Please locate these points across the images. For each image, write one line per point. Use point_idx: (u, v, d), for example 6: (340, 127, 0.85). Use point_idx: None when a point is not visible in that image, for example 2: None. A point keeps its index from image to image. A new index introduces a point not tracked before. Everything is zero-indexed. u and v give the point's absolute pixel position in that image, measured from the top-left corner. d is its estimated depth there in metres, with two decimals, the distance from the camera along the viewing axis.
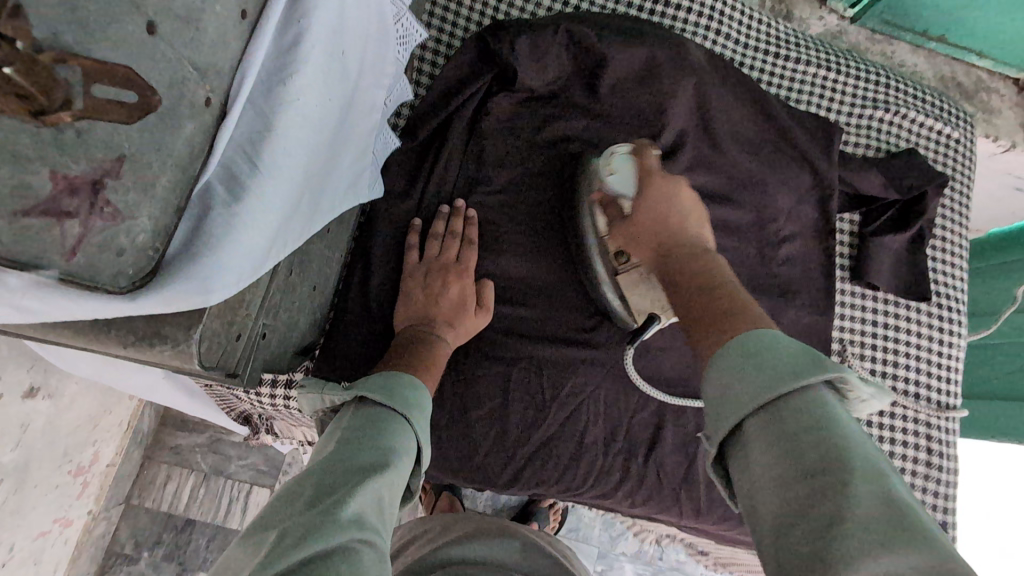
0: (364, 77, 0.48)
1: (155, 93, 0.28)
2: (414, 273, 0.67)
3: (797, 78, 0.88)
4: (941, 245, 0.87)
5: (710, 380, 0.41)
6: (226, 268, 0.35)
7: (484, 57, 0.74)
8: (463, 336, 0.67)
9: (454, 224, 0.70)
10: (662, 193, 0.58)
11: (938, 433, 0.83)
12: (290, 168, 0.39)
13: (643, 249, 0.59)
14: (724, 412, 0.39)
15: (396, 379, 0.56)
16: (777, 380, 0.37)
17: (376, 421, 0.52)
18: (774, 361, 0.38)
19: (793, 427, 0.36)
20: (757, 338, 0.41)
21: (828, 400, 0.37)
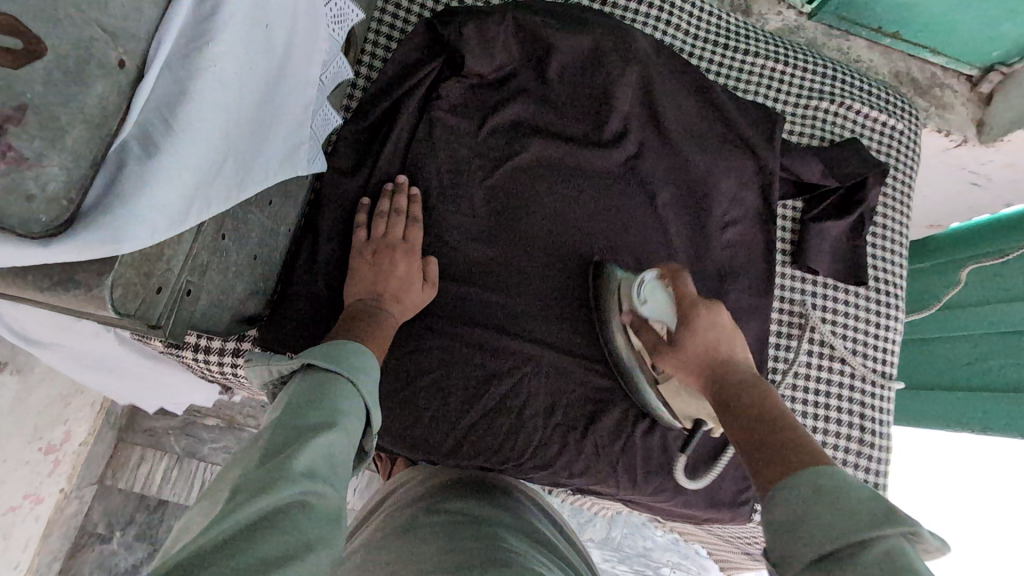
0: (294, 53, 0.50)
1: (41, 43, 0.32)
2: (362, 252, 0.70)
3: (746, 69, 0.91)
4: (882, 231, 0.90)
5: (773, 506, 0.41)
6: (139, 221, 0.37)
7: (434, 43, 0.77)
8: (409, 310, 0.70)
9: (398, 202, 0.72)
10: (702, 323, 0.62)
11: (871, 410, 0.86)
12: (207, 130, 0.41)
13: (690, 374, 0.62)
14: (803, 545, 0.38)
15: (351, 350, 0.57)
16: (855, 526, 0.36)
17: (328, 386, 0.52)
18: (848, 505, 0.38)
19: (873, 573, 0.34)
20: (824, 478, 0.40)
21: (907, 546, 0.35)
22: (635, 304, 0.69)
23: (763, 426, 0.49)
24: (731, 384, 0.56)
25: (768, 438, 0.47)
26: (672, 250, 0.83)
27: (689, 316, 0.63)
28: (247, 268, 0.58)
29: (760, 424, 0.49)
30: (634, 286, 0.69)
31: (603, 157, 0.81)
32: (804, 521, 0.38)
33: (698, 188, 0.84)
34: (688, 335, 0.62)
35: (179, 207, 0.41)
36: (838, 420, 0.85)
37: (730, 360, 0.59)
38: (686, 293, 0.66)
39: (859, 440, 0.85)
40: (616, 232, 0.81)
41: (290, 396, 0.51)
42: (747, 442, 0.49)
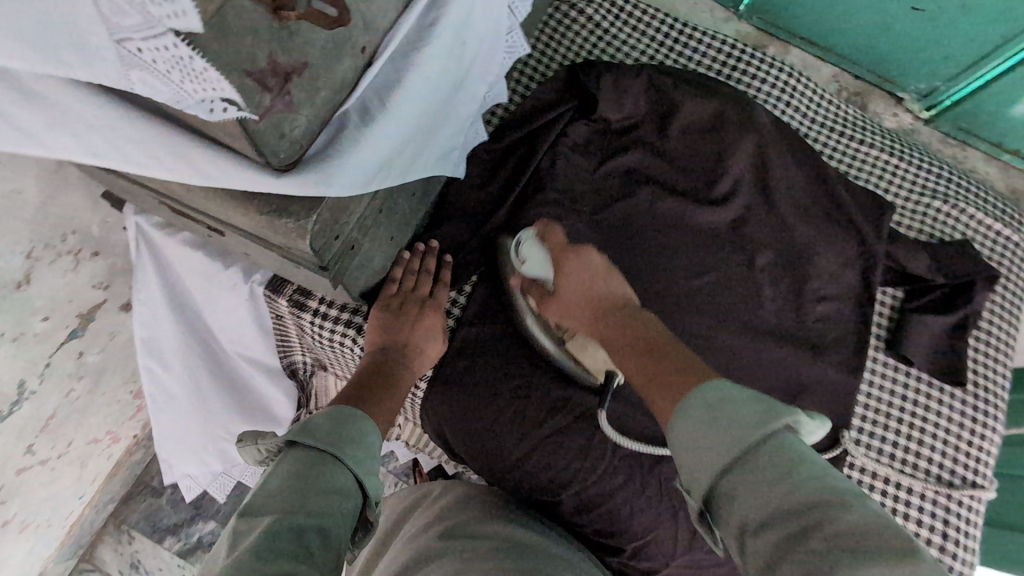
0: (473, 70, 0.59)
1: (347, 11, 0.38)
2: (391, 302, 0.74)
3: (859, 157, 0.94)
4: (986, 337, 0.87)
5: (680, 435, 0.46)
6: (344, 173, 0.45)
7: (572, 87, 0.86)
8: (425, 361, 0.74)
9: (427, 262, 0.76)
10: (573, 266, 0.68)
11: (956, 520, 0.80)
12: (405, 114, 0.50)
13: (578, 319, 0.67)
14: (707, 459, 0.43)
15: (343, 425, 0.56)
16: (742, 431, 0.42)
17: (319, 465, 0.51)
18: (739, 412, 0.43)
19: (771, 470, 0.40)
20: (717, 392, 0.46)
21: (791, 440, 0.42)
22: (520, 267, 0.74)
23: (655, 382, 0.52)
24: (612, 325, 0.62)
25: (661, 375, 0.52)
26: (762, 313, 0.84)
27: (560, 264, 0.69)
28: (385, 244, 0.65)
29: (646, 366, 0.54)
30: (512, 247, 0.75)
31: (709, 214, 0.85)
32: (705, 443, 0.43)
33: (798, 259, 0.86)
34: (561, 283, 0.68)
35: (370, 171, 0.48)
36: (919, 521, 0.80)
37: (604, 291, 0.66)
38: (557, 245, 0.72)
39: (941, 548, 0.79)
40: (710, 284, 0.84)
41: (270, 479, 0.50)
42: (649, 387, 0.52)
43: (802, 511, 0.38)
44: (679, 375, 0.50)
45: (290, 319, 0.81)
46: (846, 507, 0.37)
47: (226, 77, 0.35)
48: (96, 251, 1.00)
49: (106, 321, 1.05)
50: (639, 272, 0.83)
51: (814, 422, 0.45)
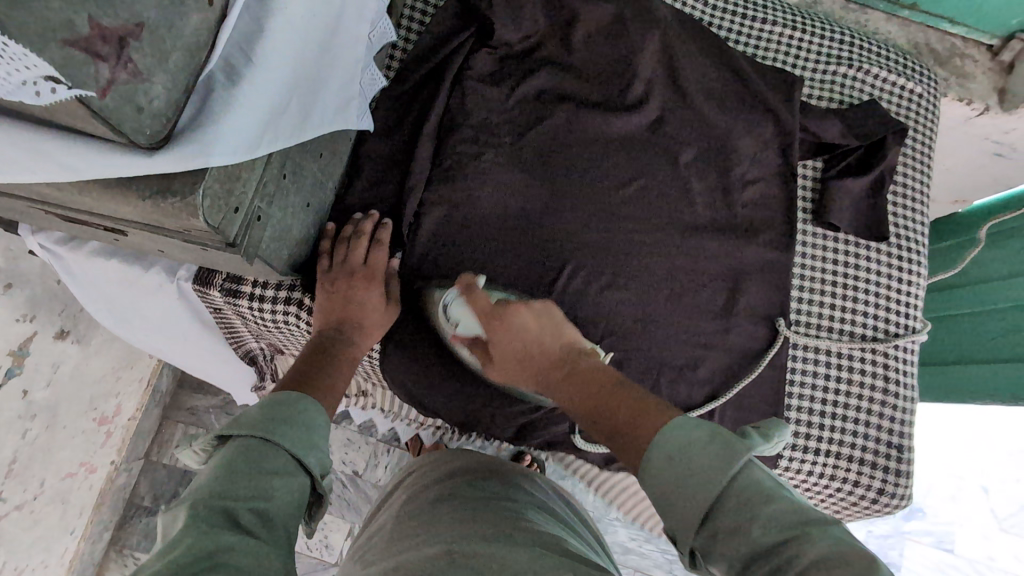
0: (347, 6, 0.56)
1: None
2: (326, 278, 0.73)
3: (764, 37, 0.93)
4: (901, 189, 0.92)
5: (658, 486, 0.47)
6: (224, 138, 0.43)
7: (465, 13, 0.82)
8: (372, 336, 0.73)
9: (365, 226, 0.74)
10: (501, 329, 0.68)
11: (895, 362, 0.87)
12: (277, 65, 0.47)
13: (528, 376, 0.68)
14: (683, 499, 0.45)
15: (278, 410, 0.56)
16: (713, 468, 0.45)
17: (256, 450, 0.52)
18: (701, 447, 0.46)
19: (743, 498, 0.43)
20: (673, 434, 0.48)
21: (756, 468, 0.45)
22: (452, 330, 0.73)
23: (614, 432, 0.54)
24: (562, 384, 0.64)
25: (619, 427, 0.54)
26: (693, 209, 0.86)
27: (489, 326, 0.69)
28: (300, 210, 0.63)
29: (606, 414, 0.57)
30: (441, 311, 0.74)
31: (627, 122, 0.85)
32: (677, 492, 0.46)
33: (721, 149, 0.87)
34: (499, 344, 0.68)
35: (254, 132, 0.46)
36: (863, 371, 0.86)
37: (542, 348, 0.67)
38: (478, 304, 0.70)
39: (884, 391, 0.86)
40: (641, 191, 0.85)
41: (203, 473, 0.49)
42: (610, 439, 0.55)
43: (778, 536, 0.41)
44: (636, 425, 0.52)
45: (227, 309, 0.78)
46: (819, 534, 0.40)
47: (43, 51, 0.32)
48: (8, 284, 0.93)
49: (43, 353, 1.01)
50: (570, 193, 0.83)
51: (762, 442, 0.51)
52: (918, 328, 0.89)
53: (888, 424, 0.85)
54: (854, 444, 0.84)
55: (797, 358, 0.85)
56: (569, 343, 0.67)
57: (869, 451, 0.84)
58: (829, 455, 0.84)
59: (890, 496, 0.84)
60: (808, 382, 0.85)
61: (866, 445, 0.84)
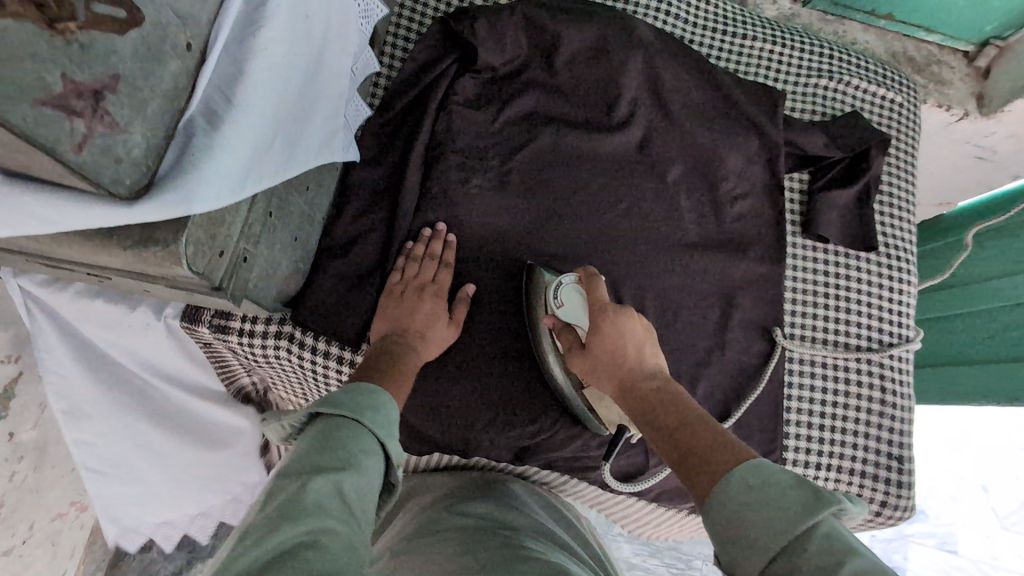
0: (329, 42, 0.56)
1: (139, 12, 0.35)
2: (394, 288, 0.74)
3: (745, 53, 0.94)
4: (888, 199, 0.93)
5: (719, 512, 0.44)
6: (208, 185, 0.42)
7: (448, 39, 0.82)
8: (434, 349, 0.72)
9: (433, 246, 0.76)
10: (609, 323, 0.64)
11: (891, 372, 0.87)
12: (260, 106, 0.46)
13: (602, 380, 0.65)
14: (750, 548, 0.41)
15: (359, 392, 0.60)
16: (793, 519, 0.40)
17: (342, 426, 0.56)
18: (778, 496, 0.42)
19: (819, 554, 0.38)
20: (756, 473, 0.44)
21: (841, 528, 0.39)
22: (553, 308, 0.72)
23: (687, 451, 0.51)
24: (642, 394, 0.60)
25: (692, 446, 0.50)
26: (682, 225, 0.86)
27: (596, 316, 0.65)
28: (288, 247, 0.62)
29: (689, 432, 0.52)
30: (552, 289, 0.73)
31: (613, 142, 0.85)
32: (747, 538, 0.41)
33: (708, 164, 0.88)
34: (593, 340, 0.65)
35: (238, 176, 0.45)
36: (860, 382, 0.86)
37: (636, 360, 0.62)
38: (597, 296, 0.68)
39: (882, 401, 0.86)
40: (630, 210, 0.85)
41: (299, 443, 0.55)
42: (676, 454, 0.52)
43: None
44: (710, 458, 0.48)
45: (217, 344, 0.77)
46: None
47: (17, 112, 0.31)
48: None
49: (31, 396, 1.00)
50: (560, 216, 0.83)
51: (857, 502, 0.43)
52: (913, 336, 0.89)
53: (887, 435, 0.85)
54: (856, 456, 0.84)
55: (794, 372, 0.85)
56: (659, 371, 0.63)
57: (870, 463, 0.84)
58: (831, 469, 0.83)
59: (894, 508, 0.83)
60: (805, 396, 0.85)
61: (868, 457, 0.84)
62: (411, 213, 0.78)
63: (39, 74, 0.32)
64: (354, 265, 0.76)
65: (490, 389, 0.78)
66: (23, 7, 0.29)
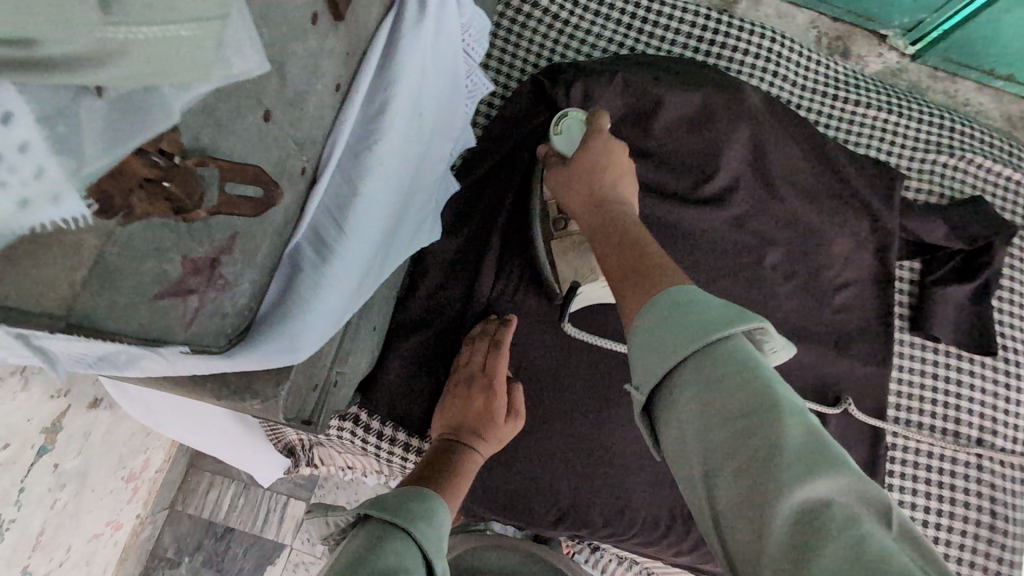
0: (436, 132, 0.50)
1: (276, 188, 0.32)
2: (455, 380, 0.68)
3: (857, 119, 0.86)
4: (1011, 296, 0.82)
5: (642, 329, 0.40)
6: (311, 327, 0.37)
7: (540, 99, 0.76)
8: (495, 444, 0.67)
9: (498, 331, 0.69)
10: (597, 150, 0.59)
11: (1004, 494, 0.78)
12: (370, 225, 0.41)
13: (573, 200, 0.59)
14: (654, 358, 0.38)
15: (408, 497, 0.56)
16: (698, 332, 0.37)
17: (385, 536, 0.50)
18: (697, 314, 0.38)
19: (717, 373, 0.36)
20: (687, 295, 0.40)
21: (746, 350, 0.37)
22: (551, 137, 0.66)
23: (635, 275, 0.46)
24: (608, 221, 0.54)
25: (639, 267, 0.46)
26: (776, 309, 0.79)
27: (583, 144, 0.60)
28: (368, 342, 0.57)
29: (642, 257, 0.48)
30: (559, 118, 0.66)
31: (708, 217, 0.78)
32: (651, 350, 0.39)
33: (811, 242, 0.80)
34: (578, 158, 0.59)
35: (341, 306, 0.40)
36: (966, 503, 0.77)
37: (611, 188, 0.57)
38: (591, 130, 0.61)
39: (991, 527, 0.77)
40: (722, 291, 0.78)
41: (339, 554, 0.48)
42: (621, 271, 0.48)
43: (742, 421, 0.34)
44: (653, 275, 0.45)
45: None
46: (783, 417, 0.34)
47: (131, 311, 0.28)
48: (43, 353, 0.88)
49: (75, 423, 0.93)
50: None
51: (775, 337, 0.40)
52: None
53: (994, 564, 0.76)
54: None
55: (892, 484, 0.77)
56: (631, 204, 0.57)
57: None
58: None
59: None
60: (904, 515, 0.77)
61: None
62: (488, 290, 0.72)
63: (158, 266, 0.28)
64: (424, 346, 0.70)
65: (556, 486, 0.72)
66: (153, 205, 0.26)
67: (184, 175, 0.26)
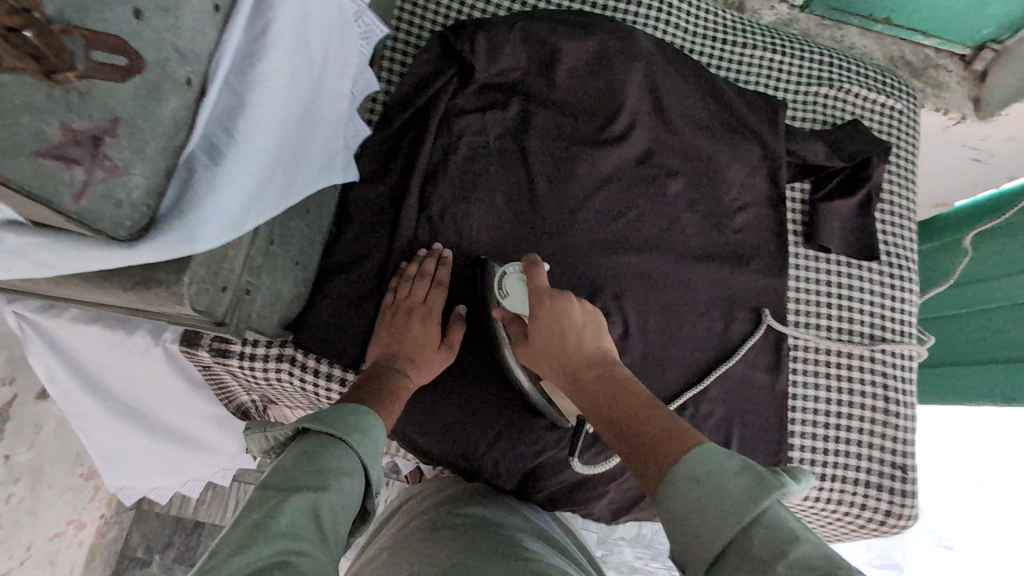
0: (329, 66, 0.54)
1: (141, 59, 0.36)
2: (388, 311, 0.73)
3: (746, 60, 0.93)
4: (888, 209, 0.93)
5: (672, 513, 0.45)
6: (211, 223, 0.41)
7: (446, 54, 0.81)
8: (427, 372, 0.73)
9: (429, 267, 0.75)
10: (547, 314, 0.64)
11: (894, 383, 0.87)
12: (262, 138, 0.45)
13: (552, 370, 0.64)
14: (698, 544, 0.42)
15: (343, 411, 0.59)
16: (732, 513, 0.42)
17: (324, 446, 0.55)
18: (723, 491, 0.43)
19: (761, 545, 0.40)
20: (699, 464, 0.46)
21: (779, 513, 0.41)
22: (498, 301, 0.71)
23: (643, 447, 0.51)
24: (593, 388, 0.59)
25: (642, 441, 0.51)
26: (684, 236, 0.86)
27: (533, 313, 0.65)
28: (289, 272, 0.61)
29: (637, 431, 0.52)
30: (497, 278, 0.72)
31: (614, 155, 0.85)
32: (694, 535, 0.43)
33: (709, 173, 0.87)
34: (534, 331, 0.65)
35: (241, 209, 0.44)
36: (862, 393, 0.86)
37: (579, 348, 0.63)
38: (540, 284, 0.66)
39: (885, 412, 0.86)
40: (632, 222, 0.85)
41: (282, 459, 0.54)
42: (628, 449, 0.52)
43: None
44: (663, 445, 0.49)
45: (218, 367, 0.76)
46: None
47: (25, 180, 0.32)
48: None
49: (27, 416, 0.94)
50: (566, 231, 0.82)
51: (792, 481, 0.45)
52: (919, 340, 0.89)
53: (890, 445, 0.85)
54: (862, 466, 0.84)
55: (796, 383, 0.85)
56: (606, 358, 0.63)
57: (873, 473, 0.84)
58: (834, 479, 0.83)
59: (897, 517, 0.83)
60: (809, 409, 0.85)
61: (871, 467, 0.84)
62: (411, 232, 0.78)
63: (37, 124, 0.32)
64: (352, 285, 0.75)
65: (487, 407, 0.78)
66: (19, 60, 0.29)
67: (46, 31, 0.29)
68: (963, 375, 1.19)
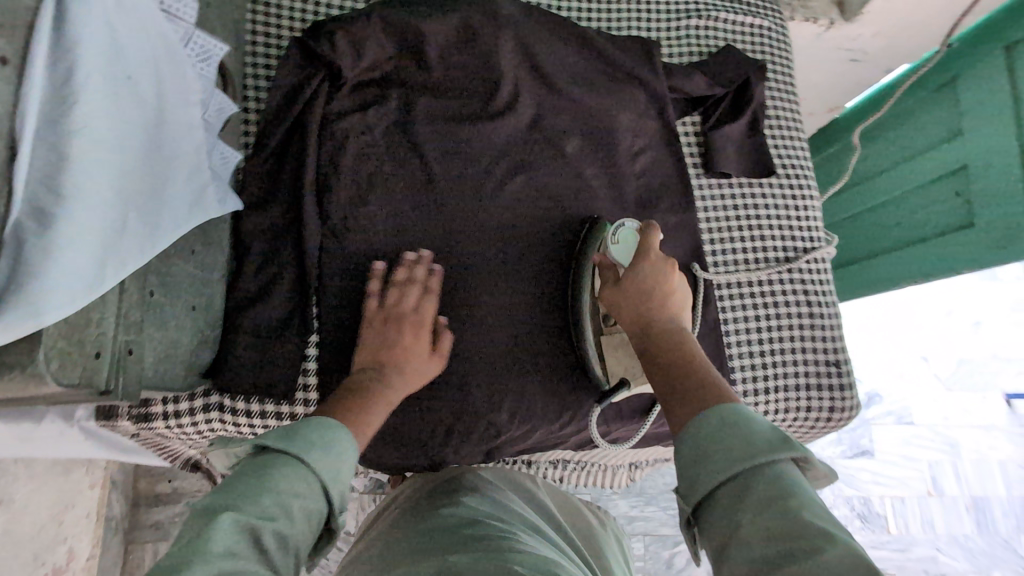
0: (165, 94, 0.51)
1: None
2: (371, 322, 0.71)
3: (613, 9, 0.94)
4: (777, 124, 0.96)
5: (691, 441, 0.47)
6: (54, 290, 0.39)
7: (311, 58, 0.78)
8: (410, 380, 0.69)
9: (417, 271, 0.74)
10: (648, 269, 0.67)
11: (812, 286, 0.92)
12: (96, 187, 0.42)
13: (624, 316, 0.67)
14: (704, 472, 0.45)
15: (300, 427, 0.54)
16: (745, 454, 0.44)
17: (279, 463, 0.49)
18: (742, 438, 0.45)
19: (763, 493, 0.41)
20: (736, 419, 0.47)
21: (793, 475, 0.42)
22: (606, 247, 0.76)
23: (686, 396, 0.52)
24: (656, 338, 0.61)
25: (689, 388, 0.53)
26: (593, 191, 0.86)
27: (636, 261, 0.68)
28: None
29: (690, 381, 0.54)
30: (613, 227, 0.76)
31: (504, 126, 0.84)
32: (707, 464, 0.45)
33: (603, 125, 0.88)
34: (630, 278, 0.67)
35: (90, 269, 0.42)
36: (786, 302, 0.90)
37: (662, 307, 0.64)
38: (654, 248, 0.68)
39: (809, 315, 0.90)
40: (538, 189, 0.84)
41: (234, 473, 0.48)
42: (667, 392, 0.54)
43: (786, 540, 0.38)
44: (705, 395, 0.51)
45: (145, 433, 0.74)
46: (832, 541, 0.36)
47: None
48: None
49: None
50: (475, 209, 0.81)
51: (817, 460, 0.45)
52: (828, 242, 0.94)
53: (820, 345, 0.90)
54: (803, 372, 0.88)
55: (725, 307, 0.88)
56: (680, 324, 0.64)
57: (811, 378, 0.89)
58: (778, 389, 0.87)
59: (840, 412, 0.88)
60: (741, 329, 0.88)
61: (808, 371, 0.89)
62: (318, 241, 0.75)
63: None
64: (265, 312, 0.73)
65: (440, 400, 0.77)
66: None
67: None
68: (882, 264, 1.25)
